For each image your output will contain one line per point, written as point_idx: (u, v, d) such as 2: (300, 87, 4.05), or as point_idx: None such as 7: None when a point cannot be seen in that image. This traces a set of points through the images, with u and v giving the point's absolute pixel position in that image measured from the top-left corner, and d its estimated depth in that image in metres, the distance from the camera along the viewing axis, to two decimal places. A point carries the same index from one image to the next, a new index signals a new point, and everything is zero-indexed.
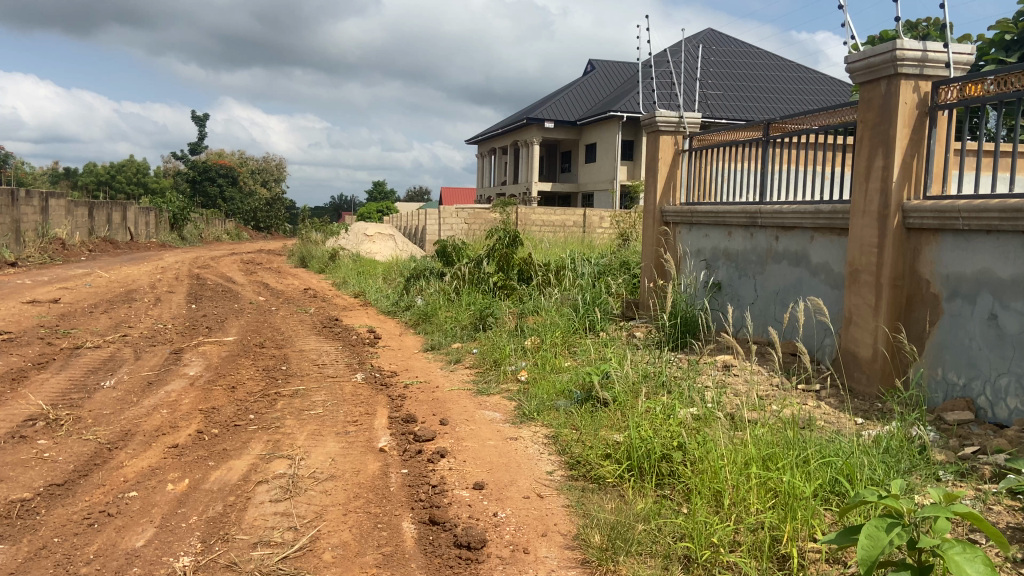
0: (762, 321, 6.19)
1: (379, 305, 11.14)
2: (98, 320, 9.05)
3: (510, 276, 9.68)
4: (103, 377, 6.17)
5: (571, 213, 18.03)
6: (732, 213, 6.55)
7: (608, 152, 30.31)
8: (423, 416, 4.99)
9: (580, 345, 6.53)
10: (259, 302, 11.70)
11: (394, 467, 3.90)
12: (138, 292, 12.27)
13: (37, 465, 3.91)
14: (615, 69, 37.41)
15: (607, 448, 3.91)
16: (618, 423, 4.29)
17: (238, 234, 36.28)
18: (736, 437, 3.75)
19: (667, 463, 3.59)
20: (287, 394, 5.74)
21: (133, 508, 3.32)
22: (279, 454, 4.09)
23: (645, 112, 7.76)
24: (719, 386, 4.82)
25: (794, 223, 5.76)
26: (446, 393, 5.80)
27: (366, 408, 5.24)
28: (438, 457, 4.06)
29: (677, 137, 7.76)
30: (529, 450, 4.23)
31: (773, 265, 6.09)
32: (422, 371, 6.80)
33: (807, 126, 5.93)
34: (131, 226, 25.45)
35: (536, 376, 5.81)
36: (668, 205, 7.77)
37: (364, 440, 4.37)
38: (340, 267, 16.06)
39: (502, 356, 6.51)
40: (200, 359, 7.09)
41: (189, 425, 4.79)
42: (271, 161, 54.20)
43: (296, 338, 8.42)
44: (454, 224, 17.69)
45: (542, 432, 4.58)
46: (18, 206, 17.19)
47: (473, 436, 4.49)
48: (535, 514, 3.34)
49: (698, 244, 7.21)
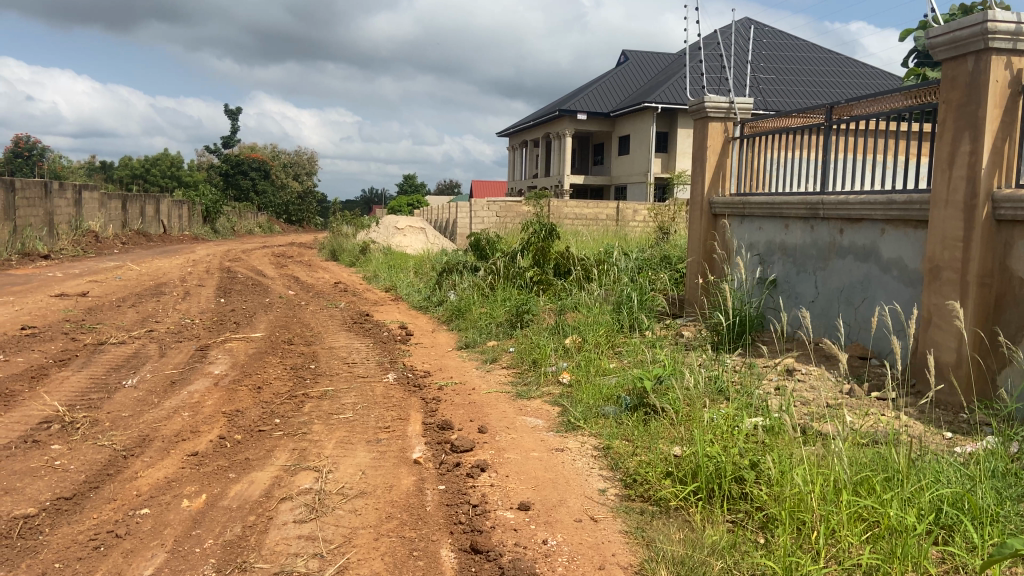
0: (824, 321, 5.73)
1: (410, 300, 10.83)
2: (125, 314, 8.85)
3: (546, 271, 9.29)
4: (125, 375, 5.90)
5: (604, 207, 17.62)
6: (791, 204, 6.08)
7: (641, 144, 29.68)
8: (460, 422, 4.63)
9: (626, 346, 6.14)
10: (289, 296, 11.47)
11: (429, 483, 3.54)
12: (168, 285, 12.10)
13: (46, 474, 3.61)
14: (649, 60, 36.75)
15: (667, 463, 3.52)
16: (676, 433, 3.90)
17: (270, 227, 36.40)
18: (815, 454, 3.34)
19: (740, 486, 3.18)
20: (315, 396, 5.43)
21: (144, 529, 2.99)
22: (305, 466, 3.75)
23: (693, 97, 7.32)
24: (785, 393, 4.41)
25: (861, 215, 5.29)
26: (483, 396, 5.43)
27: (399, 413, 4.89)
28: (478, 471, 3.69)
29: (727, 125, 7.30)
30: (577, 464, 3.84)
31: (836, 260, 5.62)
32: (457, 371, 6.44)
33: (875, 109, 5.44)
34: (164, 219, 25.52)
35: (580, 380, 5.41)
36: (716, 196, 7.32)
37: (397, 450, 4.02)
38: (371, 261, 15.82)
39: (541, 357, 6.13)
40: (226, 357, 6.80)
41: (210, 430, 4.48)
42: (302, 155, 54.43)
43: (326, 335, 8.11)
44: (485, 218, 17.36)
45: (590, 443, 4.19)
46: (51, 198, 17.17)
47: (515, 447, 4.11)
48: (590, 542, 2.96)
49: (750, 237, 6.74)
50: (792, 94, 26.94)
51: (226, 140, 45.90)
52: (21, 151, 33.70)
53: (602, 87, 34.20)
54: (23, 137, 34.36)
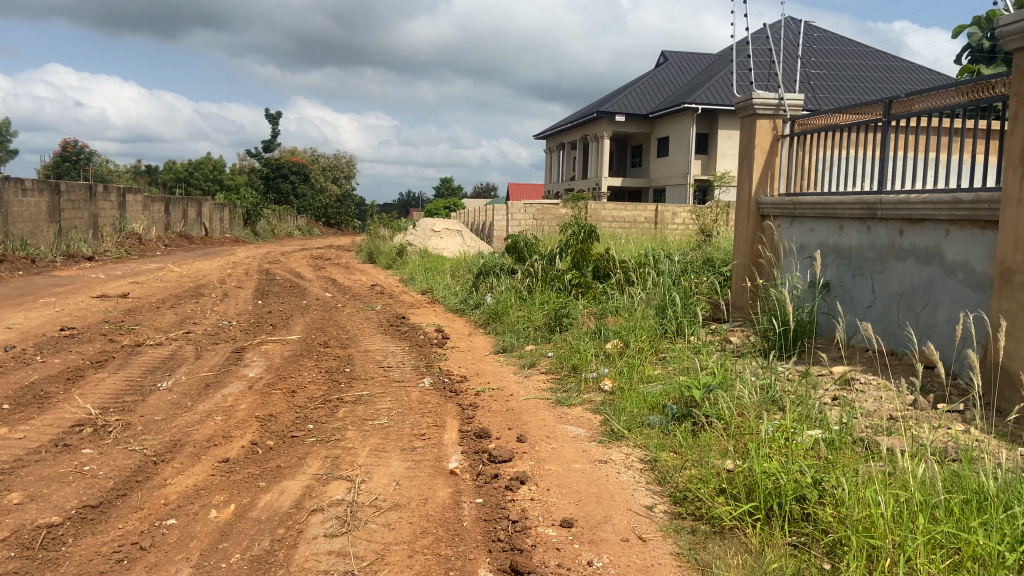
0: (883, 327, 5.42)
1: (447, 303, 10.70)
2: (164, 315, 8.87)
3: (586, 274, 9.07)
4: (160, 377, 5.86)
5: (643, 209, 17.27)
6: (846, 204, 5.78)
7: (680, 146, 29.23)
8: (498, 430, 4.45)
9: (671, 352, 5.91)
10: (326, 298, 11.43)
11: (466, 496, 3.36)
12: (207, 287, 12.17)
13: (75, 481, 3.55)
14: (689, 61, 36.25)
15: (720, 478, 3.29)
16: (729, 445, 3.68)
17: (309, 230, 36.78)
18: (884, 473, 3.08)
19: (803, 507, 2.93)
20: (350, 400, 5.30)
21: (169, 541, 2.88)
22: (337, 474, 3.60)
23: (740, 94, 7.04)
24: (846, 403, 4.15)
25: (923, 215, 4.98)
26: (521, 403, 5.24)
27: (435, 420, 4.73)
28: (517, 483, 3.50)
29: (776, 122, 7.00)
30: (622, 477, 3.62)
31: (895, 263, 5.32)
32: (494, 376, 6.26)
33: (937, 103, 5.11)
34: (206, 222, 25.89)
35: (623, 387, 5.19)
36: (764, 196, 7.03)
37: (432, 460, 3.85)
38: (408, 263, 15.76)
39: (582, 362, 5.93)
40: (262, 359, 6.73)
41: (243, 435, 4.37)
42: (341, 159, 54.98)
43: (362, 337, 8.02)
44: (522, 220, 17.15)
45: (636, 455, 3.97)
46: (96, 200, 17.47)
47: (556, 458, 3.91)
48: (638, 565, 2.75)
49: (800, 239, 6.45)
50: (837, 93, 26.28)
51: (266, 144, 46.48)
52: (70, 155, 34.57)
53: (641, 89, 33.82)
54: (72, 142, 35.24)
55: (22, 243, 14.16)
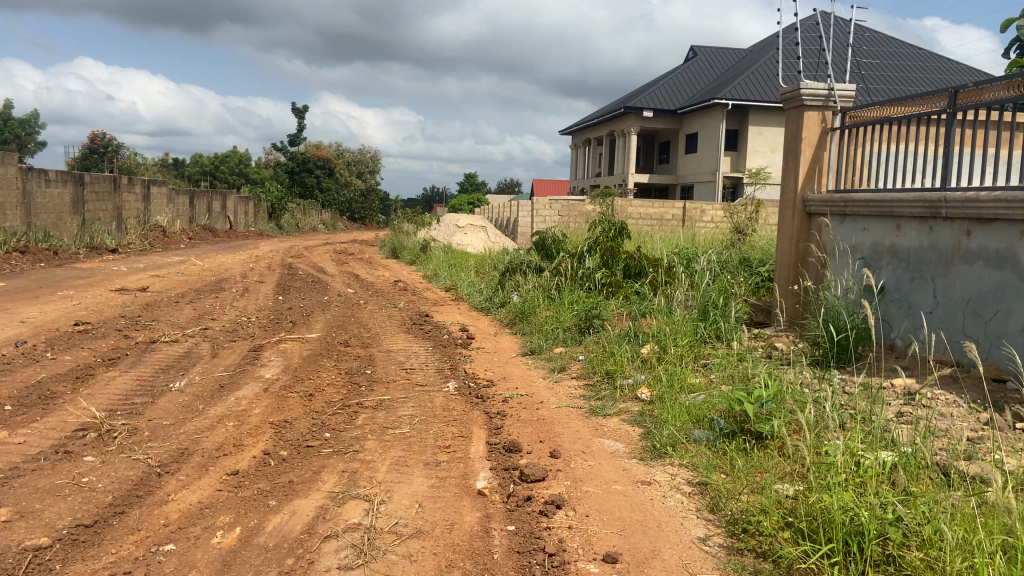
0: (946, 336, 5.00)
1: (472, 301, 10.36)
2: (182, 311, 8.63)
3: (616, 273, 8.70)
4: (173, 377, 5.59)
5: (671, 206, 16.84)
6: (904, 202, 5.35)
7: (710, 143, 28.66)
8: (528, 443, 4.10)
9: (712, 359, 5.56)
10: (348, 294, 11.15)
11: (497, 522, 3.01)
12: (228, 281, 11.96)
13: (71, 495, 3.27)
14: (718, 56, 35.60)
15: (784, 510, 2.92)
16: (790, 468, 3.33)
17: (334, 225, 36.70)
18: (979, 513, 2.69)
19: (888, 550, 2.55)
20: (370, 405, 4.99)
21: (165, 571, 2.57)
22: (354, 493, 3.28)
23: (786, 85, 6.62)
24: (918, 423, 3.75)
25: (995, 215, 4.55)
26: (552, 412, 4.88)
27: (460, 430, 4.40)
28: (553, 508, 3.15)
29: (826, 114, 6.57)
30: (668, 502, 3.26)
31: (961, 266, 4.88)
32: (522, 380, 5.91)
33: (1009, 90, 4.66)
34: (230, 215, 25.83)
35: (662, 397, 4.82)
36: (811, 193, 6.61)
37: (458, 477, 3.51)
38: (432, 258, 15.46)
39: (616, 368, 5.57)
40: (280, 359, 6.45)
41: (255, 444, 4.07)
42: (365, 153, 54.92)
43: (384, 336, 7.71)
44: (547, 216, 16.78)
45: (683, 475, 3.60)
46: (120, 192, 17.39)
47: (594, 477, 3.56)
48: None
49: (851, 239, 6.02)
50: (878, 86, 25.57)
51: (292, 138, 46.50)
52: (98, 147, 34.80)
53: (669, 84, 33.23)
54: (100, 134, 35.43)
55: (45, 235, 14.06)
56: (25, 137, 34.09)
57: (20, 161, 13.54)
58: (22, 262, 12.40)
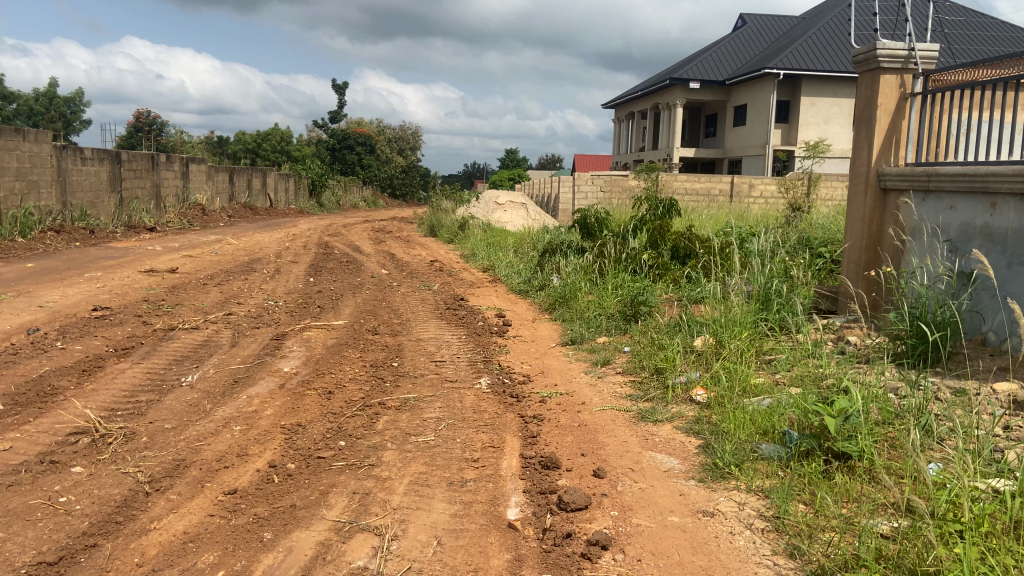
0: None
1: (510, 283, 9.84)
2: (208, 294, 8.28)
3: (663, 255, 8.08)
4: (186, 370, 5.18)
5: (718, 180, 16.01)
6: (1000, 176, 4.63)
7: (759, 115, 27.50)
8: (569, 458, 3.58)
9: (778, 355, 4.99)
10: (382, 275, 10.69)
11: (529, 569, 2.50)
12: (262, 262, 11.62)
13: (42, 520, 2.85)
14: (768, 23, 34.11)
15: (887, 566, 2.36)
16: (886, 502, 2.75)
17: (375, 202, 36.49)
18: None
19: None
20: (393, 406, 4.50)
21: None
22: (363, 524, 2.80)
23: (860, 45, 5.90)
24: None
25: None
26: (594, 416, 4.35)
27: (492, 438, 3.89)
28: (598, 551, 2.63)
29: (905, 79, 5.81)
30: (738, 543, 2.71)
31: None
32: (562, 376, 5.37)
33: None
34: (271, 192, 25.67)
35: (721, 400, 4.25)
36: (887, 166, 5.88)
37: (486, 504, 3.01)
38: (470, 237, 14.95)
39: (667, 364, 4.99)
40: (302, 349, 6.01)
41: (261, 454, 3.62)
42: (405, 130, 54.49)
43: (415, 323, 7.23)
44: (589, 193, 16.10)
45: (752, 502, 3.05)
46: (158, 170, 17.21)
47: (647, 505, 3.02)
48: None
49: (935, 219, 5.30)
50: (957, 47, 24.10)
51: (333, 114, 46.29)
52: (143, 125, 34.99)
53: (716, 54, 31.95)
54: (145, 112, 35.66)
55: (81, 214, 13.93)
56: (70, 115, 34.46)
57: (55, 140, 13.33)
58: (57, 242, 12.24)
